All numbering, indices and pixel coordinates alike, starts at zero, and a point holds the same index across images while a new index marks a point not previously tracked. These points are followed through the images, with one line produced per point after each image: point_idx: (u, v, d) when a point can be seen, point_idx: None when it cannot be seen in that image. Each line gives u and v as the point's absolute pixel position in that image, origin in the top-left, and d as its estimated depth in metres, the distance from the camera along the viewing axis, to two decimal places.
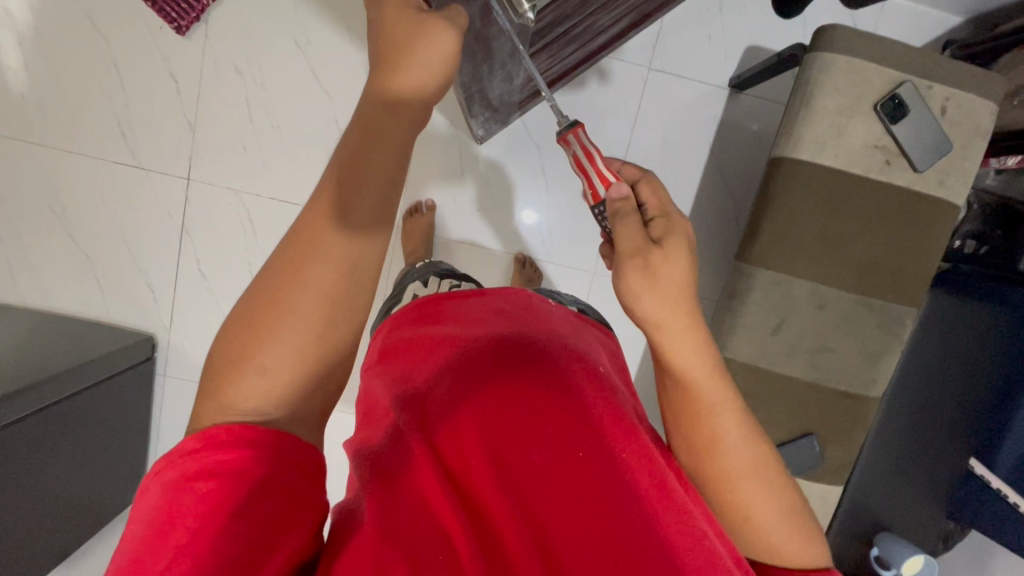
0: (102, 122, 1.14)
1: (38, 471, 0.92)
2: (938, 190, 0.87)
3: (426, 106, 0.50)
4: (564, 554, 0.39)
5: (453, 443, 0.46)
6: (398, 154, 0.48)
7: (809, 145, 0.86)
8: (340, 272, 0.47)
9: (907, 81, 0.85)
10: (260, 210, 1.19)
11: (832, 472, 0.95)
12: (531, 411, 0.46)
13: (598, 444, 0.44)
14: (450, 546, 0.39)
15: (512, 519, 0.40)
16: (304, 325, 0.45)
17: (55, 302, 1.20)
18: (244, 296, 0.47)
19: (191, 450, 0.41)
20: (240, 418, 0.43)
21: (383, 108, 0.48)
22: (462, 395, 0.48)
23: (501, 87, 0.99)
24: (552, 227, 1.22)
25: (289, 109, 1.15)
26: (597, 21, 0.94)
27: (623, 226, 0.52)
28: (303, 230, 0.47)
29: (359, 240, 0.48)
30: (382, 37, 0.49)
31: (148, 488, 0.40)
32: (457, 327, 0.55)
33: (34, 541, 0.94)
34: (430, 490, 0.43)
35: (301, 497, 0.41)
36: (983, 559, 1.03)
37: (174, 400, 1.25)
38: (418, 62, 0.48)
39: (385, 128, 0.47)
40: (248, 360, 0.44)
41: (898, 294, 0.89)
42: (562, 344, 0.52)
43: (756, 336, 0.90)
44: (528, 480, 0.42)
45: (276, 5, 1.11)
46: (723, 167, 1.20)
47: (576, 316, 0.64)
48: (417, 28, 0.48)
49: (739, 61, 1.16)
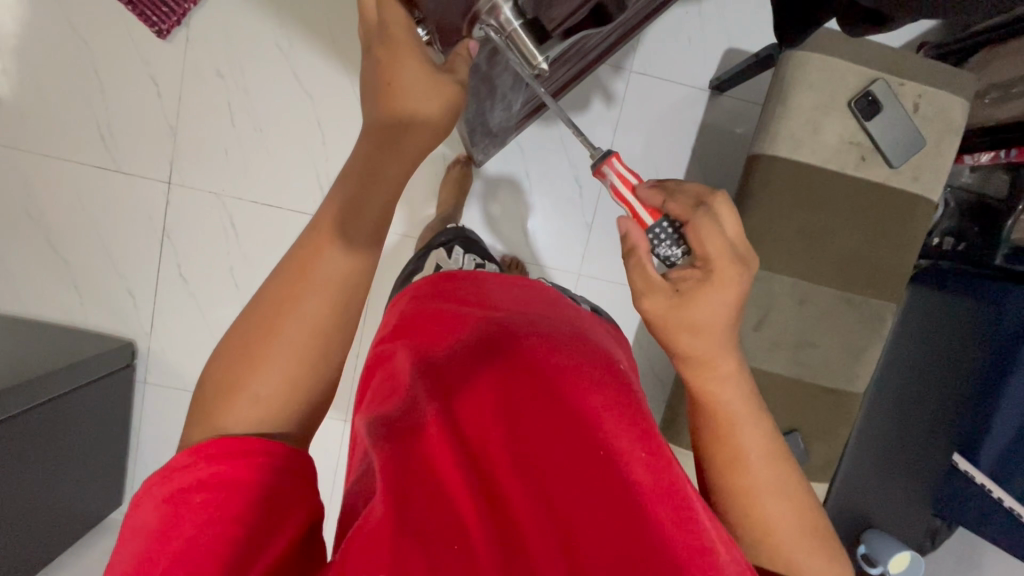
0: (79, 126, 1.14)
1: (14, 477, 0.90)
2: (913, 186, 0.88)
3: (418, 154, 0.48)
4: (569, 520, 0.42)
5: (468, 423, 0.50)
6: (391, 187, 0.48)
7: (787, 142, 0.87)
8: (344, 289, 0.48)
9: (880, 79, 0.86)
10: (240, 214, 1.18)
11: (816, 469, 0.95)
12: (542, 396, 0.50)
13: (604, 430, 0.48)
14: (459, 510, 0.43)
15: (518, 487, 0.44)
16: (301, 344, 0.46)
17: (31, 309, 1.18)
18: (238, 324, 0.47)
19: (184, 465, 0.41)
20: (235, 431, 0.43)
21: (377, 147, 0.46)
22: (474, 379, 0.53)
23: (501, 116, 0.93)
24: (537, 228, 1.22)
25: (269, 112, 1.15)
26: (590, 41, 0.75)
27: (709, 228, 0.51)
28: (300, 256, 0.48)
29: (362, 257, 0.48)
30: (387, 74, 0.45)
31: (142, 505, 0.40)
32: (474, 318, 0.60)
33: (9, 550, 0.92)
34: (442, 461, 0.47)
35: (295, 500, 0.41)
36: (971, 555, 1.03)
37: (155, 406, 1.23)
38: (418, 110, 0.46)
39: (382, 166, 0.47)
40: (244, 377, 0.44)
41: (877, 288, 0.90)
42: (568, 340, 0.57)
43: (738, 334, 0.91)
44: (537, 456, 0.46)
45: (256, 7, 1.11)
46: (706, 168, 1.21)
47: (583, 313, 0.71)
48: (426, 81, 0.46)
49: (718, 63, 1.17)
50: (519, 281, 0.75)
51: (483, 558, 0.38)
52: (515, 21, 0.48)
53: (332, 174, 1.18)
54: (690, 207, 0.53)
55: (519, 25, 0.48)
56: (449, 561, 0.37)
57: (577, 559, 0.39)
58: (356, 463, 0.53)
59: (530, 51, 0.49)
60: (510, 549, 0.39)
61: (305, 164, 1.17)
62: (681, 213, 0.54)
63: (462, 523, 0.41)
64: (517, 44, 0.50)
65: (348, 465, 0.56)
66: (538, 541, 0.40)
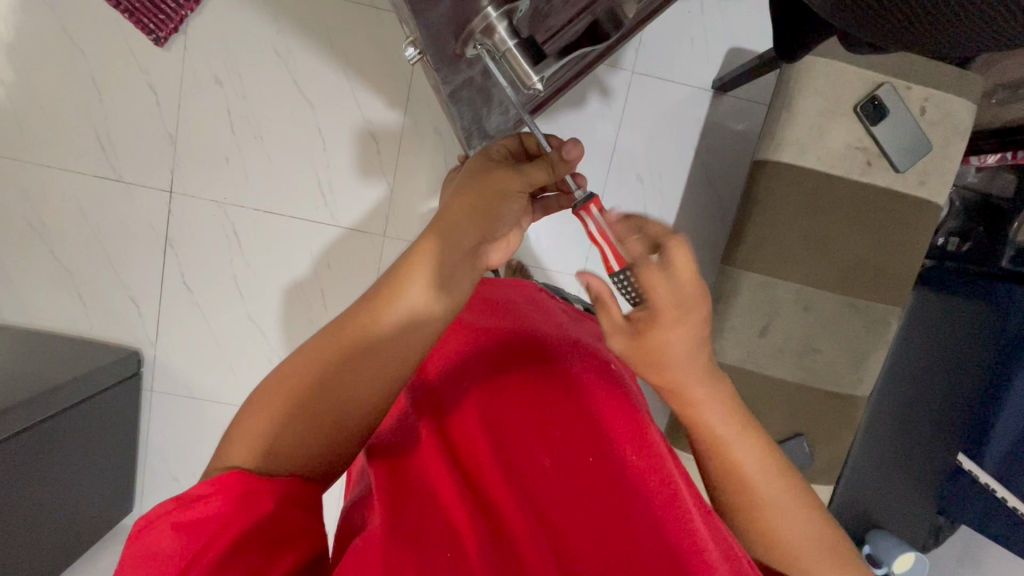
0: (80, 136, 1.13)
1: (29, 488, 0.91)
2: (919, 189, 0.87)
3: (486, 241, 0.52)
4: (565, 532, 0.43)
5: (466, 437, 0.53)
6: (473, 247, 0.50)
7: (791, 148, 0.86)
8: (411, 335, 0.48)
9: (886, 83, 0.86)
10: (242, 222, 1.18)
11: (822, 473, 0.96)
12: (537, 409, 0.51)
13: (603, 440, 0.48)
14: (453, 525, 0.44)
15: (515, 504, 0.46)
16: (370, 383, 0.46)
17: (37, 321, 1.19)
18: (314, 338, 0.47)
19: (203, 495, 0.39)
20: (260, 461, 0.42)
21: (465, 213, 0.49)
22: (471, 395, 0.55)
23: (501, 122, 0.74)
24: (539, 232, 1.21)
25: (268, 120, 1.14)
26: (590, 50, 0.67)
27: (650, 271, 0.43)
28: (388, 282, 0.48)
29: (426, 311, 0.48)
30: (479, 185, 0.50)
31: (153, 532, 0.38)
32: (472, 333, 0.62)
33: (21, 565, 0.92)
34: (439, 479, 0.49)
35: (298, 532, 0.39)
36: (975, 552, 1.04)
37: (163, 414, 1.24)
38: (495, 217, 0.51)
39: (461, 229, 0.49)
40: (295, 405, 0.44)
41: (883, 294, 0.90)
42: (565, 346, 0.59)
43: (745, 339, 0.91)
44: (536, 471, 0.47)
45: (254, 13, 1.10)
46: (709, 168, 1.20)
47: (581, 316, 0.74)
48: (500, 194, 0.51)
49: (721, 63, 1.16)
50: (520, 287, 0.77)
51: (478, 562, 0.40)
52: (510, 40, 0.44)
53: (333, 179, 1.17)
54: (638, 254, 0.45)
55: (514, 44, 0.44)
56: (442, 561, 0.39)
57: (568, 561, 0.40)
58: (353, 484, 0.55)
59: (526, 68, 0.44)
60: (504, 556, 0.41)
61: (306, 170, 1.16)
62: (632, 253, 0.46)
63: (457, 534, 0.43)
64: (510, 64, 0.45)
65: (349, 484, 0.58)
66: (529, 546, 0.42)
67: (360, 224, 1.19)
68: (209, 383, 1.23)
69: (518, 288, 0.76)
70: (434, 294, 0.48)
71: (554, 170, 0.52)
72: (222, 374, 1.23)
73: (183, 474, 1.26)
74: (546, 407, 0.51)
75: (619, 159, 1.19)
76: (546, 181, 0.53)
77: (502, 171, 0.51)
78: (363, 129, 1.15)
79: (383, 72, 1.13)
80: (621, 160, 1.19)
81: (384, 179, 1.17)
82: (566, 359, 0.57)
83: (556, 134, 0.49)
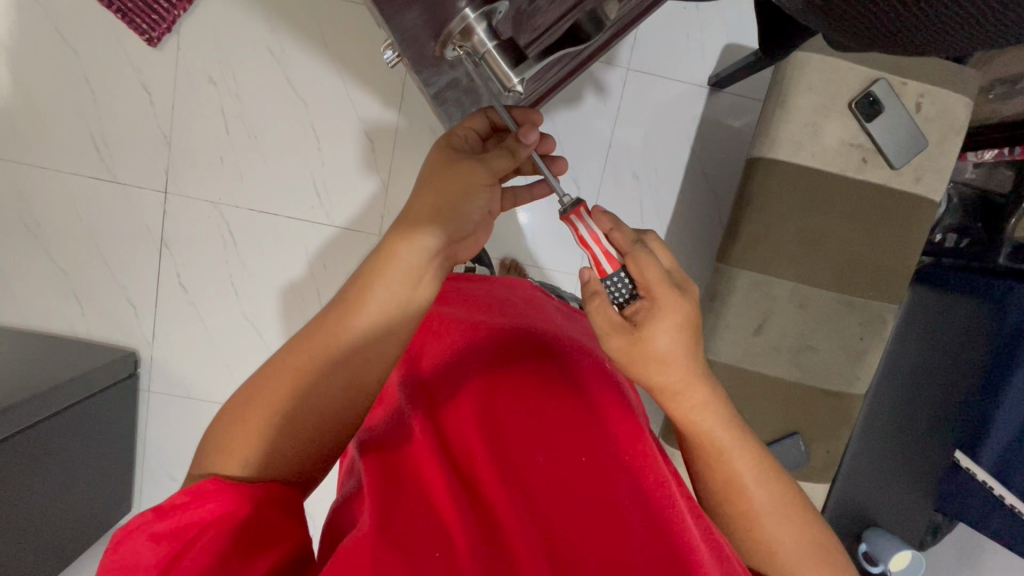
0: (74, 136, 1.13)
1: (29, 487, 0.92)
2: (914, 186, 0.87)
3: (455, 236, 0.52)
4: (556, 529, 0.42)
5: (458, 433, 0.52)
6: (440, 243, 0.51)
7: (785, 145, 0.86)
8: (389, 325, 0.48)
9: (881, 79, 0.85)
10: (238, 222, 1.17)
11: (818, 471, 0.96)
12: (531, 404, 0.51)
13: (596, 439, 0.48)
14: (443, 522, 0.43)
15: (507, 499, 0.45)
16: (344, 381, 0.46)
17: (33, 321, 1.19)
18: (289, 343, 0.48)
19: (182, 504, 0.39)
20: (238, 470, 0.42)
21: (430, 208, 0.50)
22: (466, 391, 0.54)
23: None
24: (535, 231, 1.21)
25: (263, 120, 1.14)
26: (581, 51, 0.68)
27: (645, 257, 0.48)
28: (357, 284, 0.49)
29: (405, 301, 0.49)
30: (439, 180, 0.51)
31: (129, 543, 0.37)
32: (466, 328, 0.61)
33: (21, 563, 0.93)
34: (430, 474, 0.48)
35: (280, 535, 0.39)
36: (972, 551, 1.04)
37: (160, 414, 1.24)
38: (461, 213, 0.52)
39: (423, 221, 0.50)
40: (269, 407, 0.45)
41: (878, 290, 0.89)
42: (561, 344, 0.58)
43: (740, 338, 0.91)
44: (528, 469, 0.47)
45: (247, 13, 1.10)
46: (705, 165, 1.19)
47: (572, 312, 0.74)
48: (461, 185, 0.51)
49: (718, 60, 1.15)
50: (512, 284, 0.77)
51: (469, 560, 0.40)
52: (489, 41, 0.43)
53: (328, 179, 1.17)
54: (631, 242, 0.50)
55: (494, 45, 0.43)
56: (431, 561, 0.38)
57: (560, 560, 0.40)
58: (345, 479, 0.55)
59: (505, 70, 0.43)
60: (495, 553, 0.41)
61: (302, 170, 1.16)
62: (623, 244, 0.50)
63: (447, 531, 0.42)
64: (490, 66, 0.44)
65: (341, 478, 0.58)
66: (520, 542, 0.42)
67: (355, 223, 1.18)
68: (207, 383, 1.23)
69: (512, 286, 0.76)
70: (416, 282, 0.49)
71: (516, 155, 0.52)
72: (219, 375, 1.23)
73: (181, 474, 1.27)
74: (541, 403, 0.51)
75: (615, 156, 1.18)
76: (509, 167, 0.52)
77: (462, 164, 0.51)
78: (359, 129, 1.15)
79: (378, 72, 1.13)
80: (616, 158, 1.18)
81: (380, 179, 1.17)
82: (563, 357, 0.56)
83: (512, 118, 0.52)
